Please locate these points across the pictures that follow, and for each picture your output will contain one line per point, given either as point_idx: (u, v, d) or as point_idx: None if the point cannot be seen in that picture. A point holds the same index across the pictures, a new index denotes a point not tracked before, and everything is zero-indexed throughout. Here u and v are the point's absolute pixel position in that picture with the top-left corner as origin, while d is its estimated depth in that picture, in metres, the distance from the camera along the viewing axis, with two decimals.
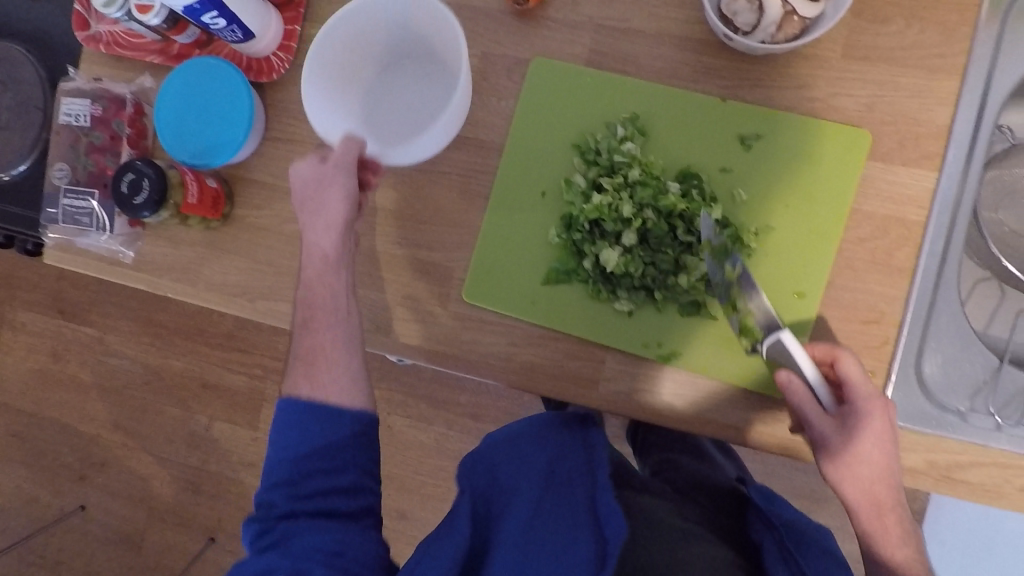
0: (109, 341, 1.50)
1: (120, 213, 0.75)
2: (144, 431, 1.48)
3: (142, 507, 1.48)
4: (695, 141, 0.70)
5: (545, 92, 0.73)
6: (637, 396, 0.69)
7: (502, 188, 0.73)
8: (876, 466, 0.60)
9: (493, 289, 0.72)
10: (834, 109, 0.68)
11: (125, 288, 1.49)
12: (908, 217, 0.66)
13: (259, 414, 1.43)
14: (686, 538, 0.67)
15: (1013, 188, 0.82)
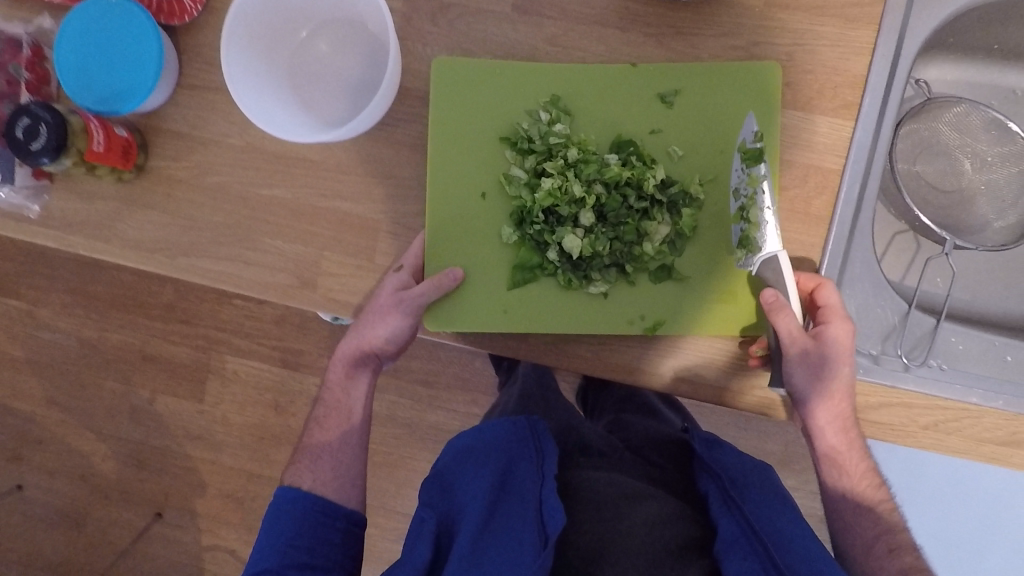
0: (40, 314, 1.51)
1: (20, 164, 0.73)
2: (82, 406, 1.52)
3: (83, 482, 1.53)
4: (618, 112, 0.77)
5: (456, 88, 0.77)
6: (606, 361, 0.77)
7: (454, 194, 0.77)
8: (842, 386, 0.71)
9: (472, 312, 0.78)
10: (755, 57, 0.76)
11: (54, 261, 1.49)
12: (827, 164, 0.75)
13: (204, 385, 1.48)
14: (633, 498, 0.75)
15: (930, 143, 0.90)
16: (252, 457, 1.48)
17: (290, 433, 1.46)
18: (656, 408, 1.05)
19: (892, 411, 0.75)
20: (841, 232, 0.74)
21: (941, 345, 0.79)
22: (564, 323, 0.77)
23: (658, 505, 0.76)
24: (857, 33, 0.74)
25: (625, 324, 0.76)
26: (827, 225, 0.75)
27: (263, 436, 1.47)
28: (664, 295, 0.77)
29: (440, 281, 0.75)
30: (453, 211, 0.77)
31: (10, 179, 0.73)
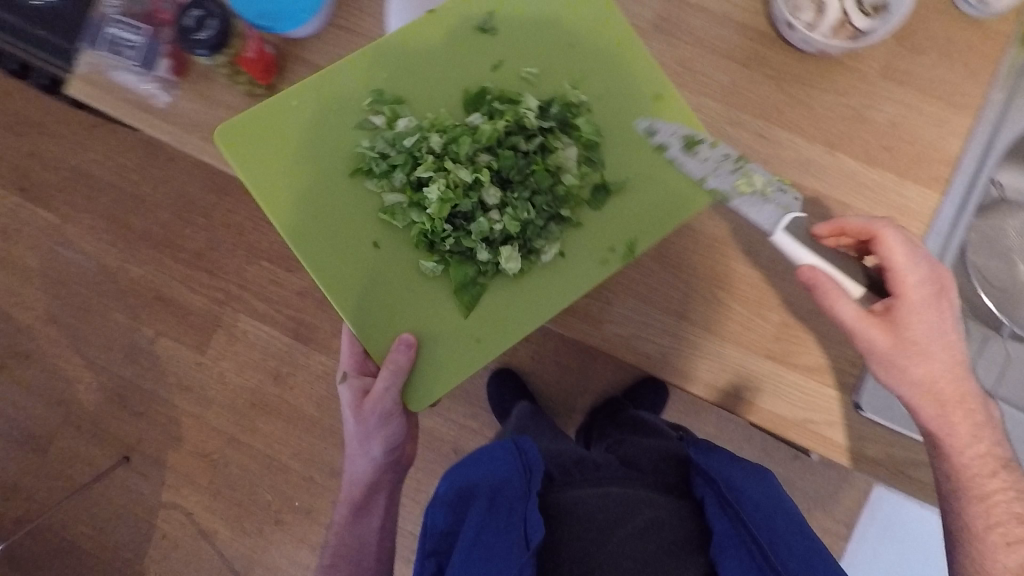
0: (67, 232, 1.50)
1: (166, 54, 0.70)
2: (81, 330, 1.49)
3: (58, 408, 1.48)
4: (427, 92, 0.74)
5: (256, 128, 0.72)
6: (671, 358, 0.73)
7: (348, 244, 0.73)
8: (932, 361, 0.63)
9: (442, 375, 0.74)
10: (865, 119, 0.70)
11: (99, 183, 1.50)
12: (910, 231, 0.69)
13: (210, 339, 1.47)
14: (624, 508, 0.84)
15: (992, 240, 0.85)
16: (237, 421, 1.45)
17: (283, 405, 1.44)
18: (658, 429, 1.07)
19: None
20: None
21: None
22: (543, 300, 0.73)
23: (651, 512, 0.84)
24: (962, 118, 0.70)
25: (596, 262, 0.73)
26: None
27: (254, 403, 1.45)
28: (631, 207, 0.74)
29: (388, 363, 0.71)
30: (371, 270, 0.73)
31: (152, 68, 0.70)
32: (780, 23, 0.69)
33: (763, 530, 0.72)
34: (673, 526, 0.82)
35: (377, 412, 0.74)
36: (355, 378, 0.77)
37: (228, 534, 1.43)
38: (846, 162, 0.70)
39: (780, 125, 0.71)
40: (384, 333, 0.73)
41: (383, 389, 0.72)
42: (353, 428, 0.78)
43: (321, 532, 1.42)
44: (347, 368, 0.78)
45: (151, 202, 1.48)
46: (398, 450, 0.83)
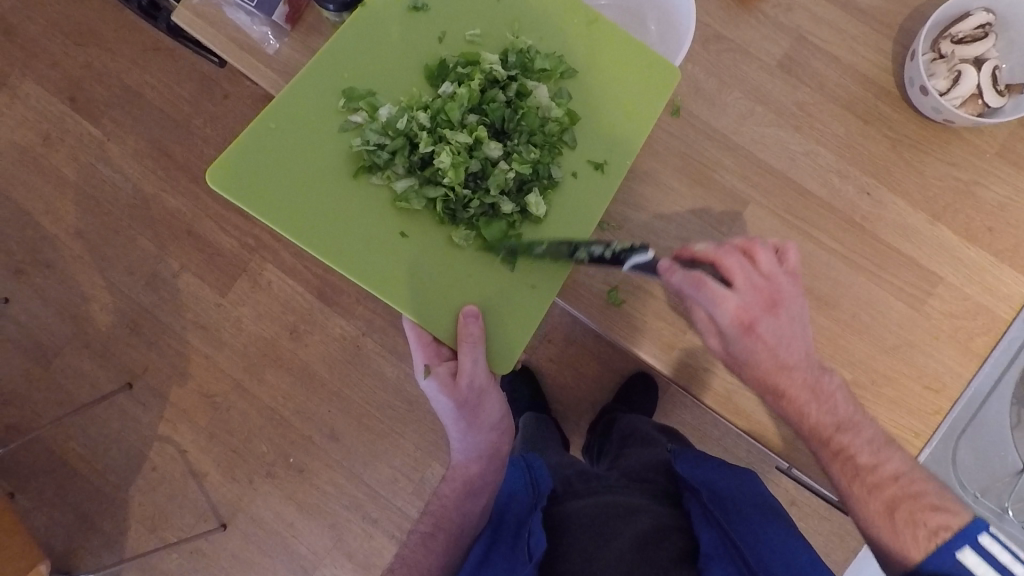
0: (109, 150, 1.48)
1: (286, 2, 0.72)
2: (106, 251, 1.47)
3: (71, 323, 1.47)
4: (395, 70, 0.74)
5: (250, 170, 0.71)
6: (729, 395, 0.73)
7: (378, 244, 0.72)
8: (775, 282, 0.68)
9: (511, 336, 0.75)
10: (973, 196, 0.73)
11: (149, 107, 1.47)
12: (998, 311, 0.72)
13: (233, 282, 1.45)
14: (624, 514, 0.78)
15: None
16: (246, 369, 1.44)
17: (294, 362, 1.43)
18: (647, 432, 1.03)
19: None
20: (994, 370, 0.72)
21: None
22: (560, 232, 0.74)
23: (651, 516, 0.78)
24: None
25: (599, 177, 0.75)
26: (978, 364, 0.71)
27: (266, 354, 1.44)
28: (596, 142, 0.76)
29: (465, 337, 0.72)
30: (412, 258, 0.73)
31: (267, 12, 0.72)
32: (915, 87, 0.71)
33: (752, 549, 0.70)
34: (677, 531, 0.77)
35: (470, 388, 0.74)
36: (439, 366, 0.74)
37: (218, 478, 1.43)
38: (946, 235, 0.72)
39: (887, 187, 0.73)
40: (442, 310, 0.73)
41: (472, 364, 0.73)
42: (452, 412, 0.77)
43: (310, 492, 1.42)
44: (427, 360, 0.75)
45: (199, 136, 1.47)
46: (500, 436, 0.84)
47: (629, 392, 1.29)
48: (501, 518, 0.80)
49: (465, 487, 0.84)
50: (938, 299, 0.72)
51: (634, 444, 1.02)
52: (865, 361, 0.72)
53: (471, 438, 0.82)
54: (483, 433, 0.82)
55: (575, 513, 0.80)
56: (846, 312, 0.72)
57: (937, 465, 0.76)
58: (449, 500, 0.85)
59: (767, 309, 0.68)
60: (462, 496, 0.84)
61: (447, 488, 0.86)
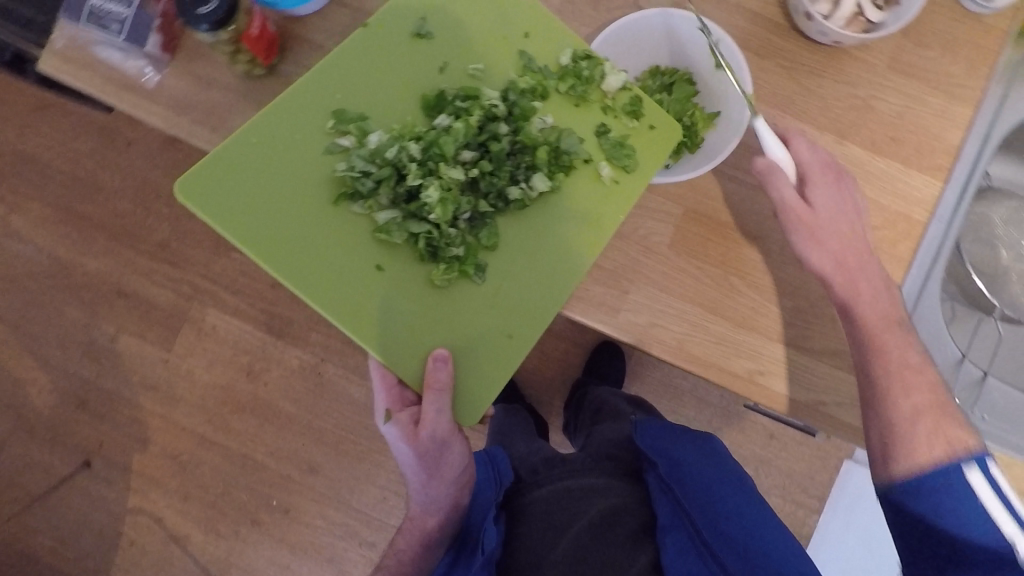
0: (15, 223, 1.39)
1: (157, 28, 0.65)
2: (34, 329, 1.39)
3: (11, 412, 1.38)
4: (396, 97, 0.72)
5: (213, 181, 0.68)
6: (686, 344, 0.70)
7: (349, 279, 0.70)
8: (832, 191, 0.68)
9: (476, 390, 0.72)
10: (872, 110, 0.74)
11: (48, 170, 1.39)
12: (914, 216, 0.72)
13: (176, 334, 1.39)
14: (582, 498, 0.80)
15: (978, 225, 0.92)
16: (208, 420, 1.39)
17: (257, 403, 1.39)
18: (616, 406, 1.03)
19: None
20: (921, 271, 0.73)
21: (986, 398, 0.82)
22: (551, 275, 0.72)
23: (609, 499, 0.80)
24: (958, 111, 0.74)
25: (587, 227, 0.73)
26: (906, 267, 0.73)
27: (225, 401, 1.39)
28: (584, 175, 0.74)
29: (430, 384, 0.69)
30: (385, 296, 0.70)
31: (140, 43, 0.65)
32: (801, 14, 0.72)
33: (701, 513, 0.72)
34: (632, 511, 0.79)
35: (433, 439, 0.71)
36: (400, 413, 0.72)
37: (201, 537, 1.38)
38: (856, 151, 0.73)
39: (792, 114, 0.74)
40: (412, 353, 0.71)
41: (435, 413, 0.69)
42: (413, 463, 0.73)
43: (300, 531, 1.38)
44: (389, 405, 0.73)
45: (106, 190, 1.38)
46: (462, 483, 0.79)
47: (600, 364, 1.29)
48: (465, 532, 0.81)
49: (420, 540, 0.81)
50: (860, 215, 0.73)
51: (603, 419, 1.02)
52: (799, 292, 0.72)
53: (431, 492, 0.77)
54: (446, 488, 0.77)
55: (536, 501, 0.82)
56: (779, 242, 0.72)
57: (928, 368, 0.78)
58: (406, 554, 0.82)
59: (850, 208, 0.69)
60: (417, 553, 0.81)
61: (402, 545, 0.83)
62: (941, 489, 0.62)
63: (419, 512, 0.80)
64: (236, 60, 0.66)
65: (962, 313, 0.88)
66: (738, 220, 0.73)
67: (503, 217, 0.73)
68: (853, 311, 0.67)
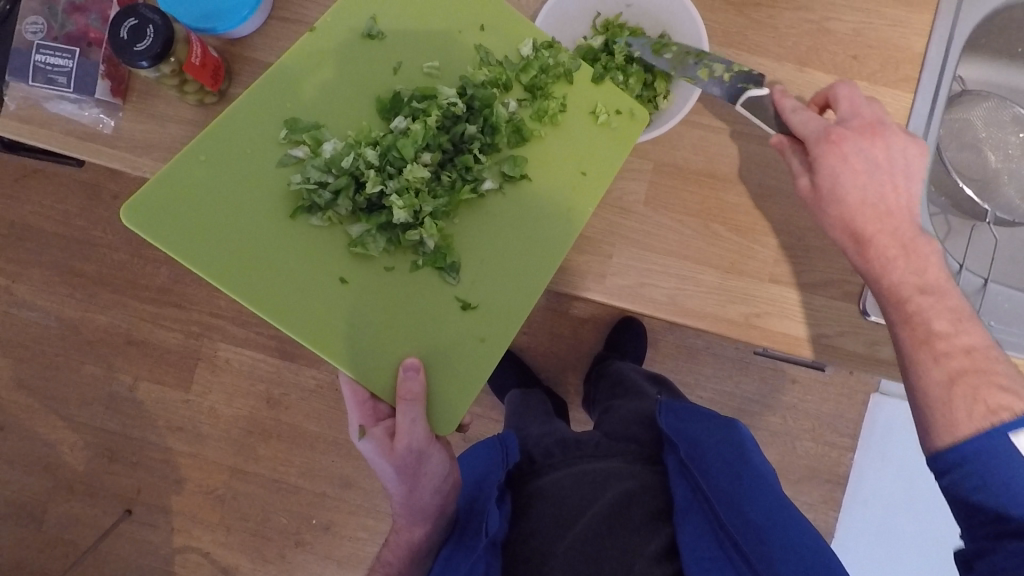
0: (18, 292, 1.41)
1: (104, 75, 0.66)
2: (55, 391, 1.42)
3: (47, 475, 1.41)
4: (354, 98, 0.71)
5: (162, 212, 0.67)
6: (676, 299, 0.70)
7: (314, 293, 0.69)
8: (859, 200, 0.64)
9: (453, 401, 0.71)
10: (828, 32, 0.72)
11: (41, 235, 1.41)
12: None
13: (193, 373, 1.41)
14: (598, 484, 0.79)
15: (959, 134, 0.89)
16: (237, 452, 1.41)
17: (281, 427, 1.40)
18: (635, 381, 1.02)
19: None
20: (903, 189, 0.71)
21: (988, 304, 0.77)
22: (523, 273, 0.72)
23: (625, 484, 0.79)
24: (915, 16, 0.72)
25: (556, 220, 0.72)
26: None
27: (251, 430, 1.40)
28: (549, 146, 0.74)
29: (403, 395, 0.69)
30: (352, 309, 0.70)
31: (90, 92, 0.66)
32: None
33: (718, 494, 0.71)
34: (646, 498, 0.78)
35: (409, 450, 0.70)
36: (374, 428, 0.72)
37: (250, 565, 1.40)
38: (819, 78, 0.72)
39: (748, 52, 0.72)
40: (383, 366, 0.70)
41: (410, 424, 0.69)
42: (394, 476, 0.74)
43: (344, 544, 1.39)
44: (362, 421, 0.74)
45: (101, 245, 1.40)
46: (447, 484, 0.79)
47: (614, 334, 1.22)
48: (467, 513, 0.82)
49: (411, 550, 0.83)
50: None
51: (622, 394, 1.01)
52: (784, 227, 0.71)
53: (417, 502, 0.78)
54: (429, 496, 0.77)
55: (549, 485, 0.82)
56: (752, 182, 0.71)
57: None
58: (393, 564, 0.85)
59: (862, 134, 0.65)
60: (410, 559, 0.83)
61: (393, 552, 0.85)
62: (973, 458, 0.55)
63: (407, 523, 0.81)
64: (185, 92, 0.66)
65: (956, 223, 0.86)
66: (706, 165, 0.72)
67: (464, 214, 0.72)
68: (851, 155, 0.64)
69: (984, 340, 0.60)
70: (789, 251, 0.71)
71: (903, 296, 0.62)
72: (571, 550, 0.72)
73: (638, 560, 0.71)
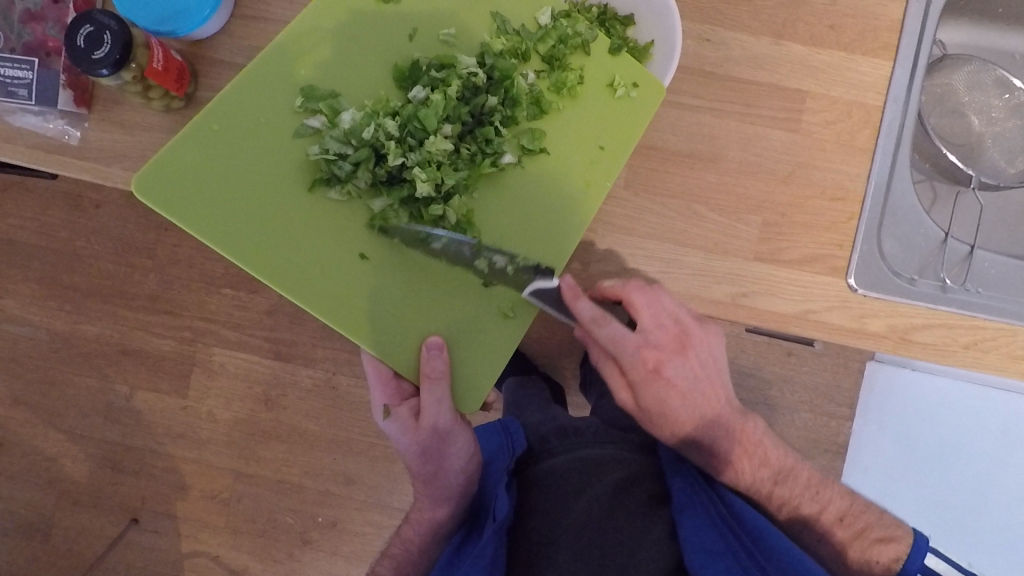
0: (7, 307, 1.40)
1: (65, 84, 0.65)
2: (51, 405, 1.41)
3: (50, 488, 1.41)
4: (369, 70, 0.70)
5: (174, 181, 0.66)
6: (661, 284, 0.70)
7: (334, 269, 0.68)
8: (680, 390, 0.72)
9: (476, 377, 0.72)
10: (804, 2, 0.71)
11: (25, 249, 1.39)
12: (869, 101, 0.70)
13: (189, 379, 1.40)
14: (597, 468, 0.80)
15: (942, 99, 0.88)
16: (238, 456, 1.41)
17: (281, 428, 1.40)
18: None
19: (933, 332, 0.69)
20: (885, 158, 0.70)
21: (976, 270, 0.77)
22: (544, 246, 0.72)
23: (624, 470, 0.80)
24: None
25: (573, 194, 0.71)
26: (870, 157, 0.70)
27: (250, 433, 1.40)
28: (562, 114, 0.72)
29: (428, 373, 0.69)
30: (372, 284, 0.69)
31: (52, 103, 0.65)
32: None
33: None
34: (644, 483, 0.79)
35: (435, 430, 0.71)
36: (398, 407, 0.73)
37: (259, 566, 1.41)
38: (796, 50, 0.70)
39: (723, 27, 0.70)
40: (405, 341, 0.71)
41: (435, 403, 0.70)
42: (416, 454, 0.74)
43: (351, 540, 1.40)
44: (387, 401, 0.73)
45: (86, 257, 1.39)
46: (470, 463, 0.79)
47: None
48: (476, 498, 0.81)
49: (432, 530, 0.82)
50: (811, 113, 0.70)
51: (616, 380, 1.02)
52: (768, 203, 0.70)
53: (442, 482, 0.78)
54: (455, 476, 0.78)
55: (552, 471, 0.81)
56: (733, 160, 0.70)
57: (867, 274, 0.69)
58: (414, 542, 0.84)
59: (672, 350, 0.70)
60: (428, 539, 0.83)
61: (412, 529, 0.85)
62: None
63: (429, 502, 0.81)
64: (150, 98, 0.65)
65: (942, 190, 0.85)
66: (686, 146, 0.71)
67: (484, 187, 0.71)
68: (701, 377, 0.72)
69: (812, 474, 0.79)
70: (774, 227, 0.70)
71: (766, 491, 0.77)
72: (573, 535, 0.72)
73: (641, 551, 0.71)
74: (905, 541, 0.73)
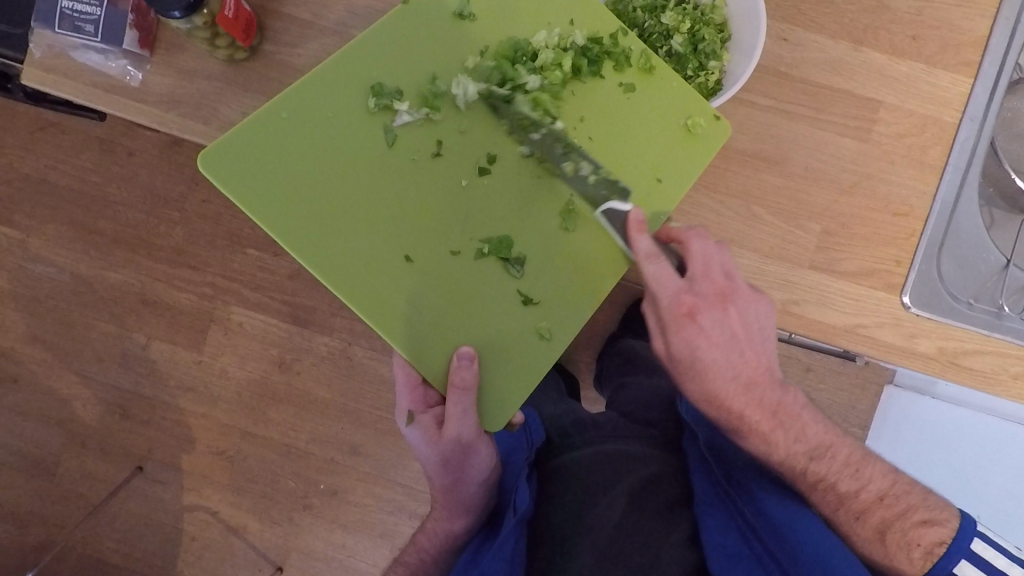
0: (33, 246, 1.41)
1: (132, 25, 0.64)
2: (68, 347, 1.42)
3: (59, 428, 1.43)
4: (438, 75, 0.68)
5: (233, 160, 0.64)
6: None
7: (377, 268, 0.66)
8: (718, 343, 0.66)
9: (505, 399, 0.69)
10: (888, 9, 0.69)
11: (56, 190, 1.39)
12: (943, 117, 0.69)
13: (205, 335, 1.41)
14: (617, 465, 0.79)
15: (1007, 124, 0.87)
16: (248, 415, 1.41)
17: (292, 392, 1.40)
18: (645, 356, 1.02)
19: (984, 359, 0.69)
20: (954, 178, 0.69)
21: None
22: (590, 274, 0.70)
23: (647, 465, 0.80)
24: None
25: (627, 228, 0.70)
26: (939, 174, 0.69)
27: (262, 394, 1.41)
28: (617, 145, 0.70)
29: (456, 384, 0.66)
30: (413, 289, 0.67)
31: (117, 42, 0.64)
32: None
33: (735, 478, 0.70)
34: (665, 482, 0.78)
35: (457, 441, 0.70)
36: (422, 415, 0.74)
37: (258, 526, 1.41)
38: (873, 58, 0.69)
39: (802, 27, 0.69)
40: (437, 350, 0.68)
41: (461, 414, 0.67)
42: (437, 463, 0.74)
43: (351, 509, 1.41)
44: (413, 407, 0.75)
45: (117, 203, 1.39)
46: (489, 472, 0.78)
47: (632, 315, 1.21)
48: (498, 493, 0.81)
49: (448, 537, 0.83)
50: (882, 124, 0.69)
51: (636, 369, 1.01)
52: (829, 211, 0.69)
53: (459, 493, 0.78)
54: (472, 487, 0.77)
55: (575, 462, 0.81)
56: (797, 165, 0.69)
57: (923, 292, 0.69)
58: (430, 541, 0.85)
59: (714, 303, 0.66)
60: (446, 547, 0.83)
61: (425, 545, 0.86)
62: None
63: (447, 513, 0.82)
64: (216, 46, 0.64)
65: (1001, 216, 0.83)
66: (753, 145, 0.69)
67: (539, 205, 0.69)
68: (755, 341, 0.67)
69: (854, 451, 0.67)
70: (832, 237, 0.69)
71: (798, 468, 0.67)
72: (601, 536, 0.72)
73: (664, 549, 0.71)
74: (952, 524, 0.61)
